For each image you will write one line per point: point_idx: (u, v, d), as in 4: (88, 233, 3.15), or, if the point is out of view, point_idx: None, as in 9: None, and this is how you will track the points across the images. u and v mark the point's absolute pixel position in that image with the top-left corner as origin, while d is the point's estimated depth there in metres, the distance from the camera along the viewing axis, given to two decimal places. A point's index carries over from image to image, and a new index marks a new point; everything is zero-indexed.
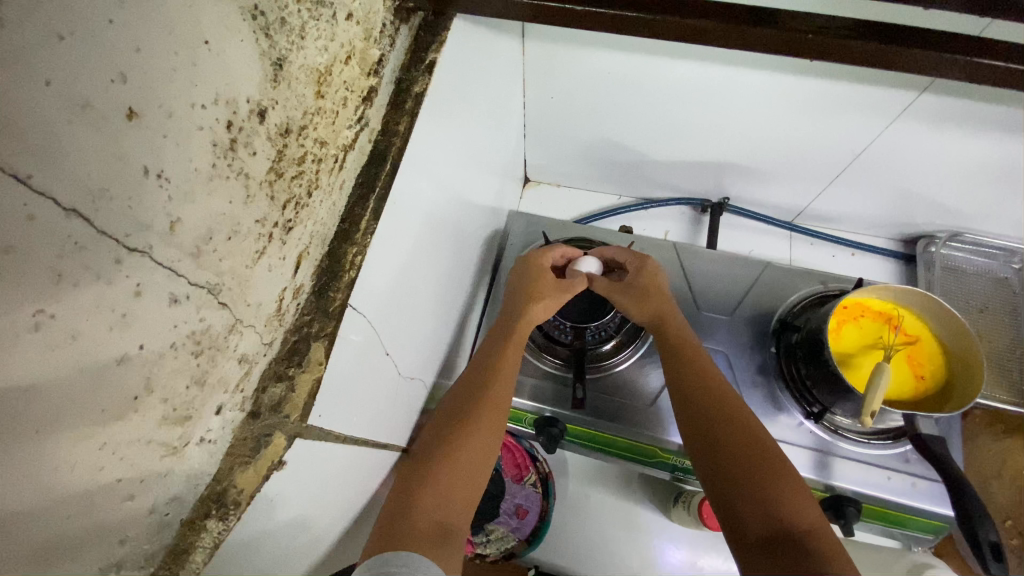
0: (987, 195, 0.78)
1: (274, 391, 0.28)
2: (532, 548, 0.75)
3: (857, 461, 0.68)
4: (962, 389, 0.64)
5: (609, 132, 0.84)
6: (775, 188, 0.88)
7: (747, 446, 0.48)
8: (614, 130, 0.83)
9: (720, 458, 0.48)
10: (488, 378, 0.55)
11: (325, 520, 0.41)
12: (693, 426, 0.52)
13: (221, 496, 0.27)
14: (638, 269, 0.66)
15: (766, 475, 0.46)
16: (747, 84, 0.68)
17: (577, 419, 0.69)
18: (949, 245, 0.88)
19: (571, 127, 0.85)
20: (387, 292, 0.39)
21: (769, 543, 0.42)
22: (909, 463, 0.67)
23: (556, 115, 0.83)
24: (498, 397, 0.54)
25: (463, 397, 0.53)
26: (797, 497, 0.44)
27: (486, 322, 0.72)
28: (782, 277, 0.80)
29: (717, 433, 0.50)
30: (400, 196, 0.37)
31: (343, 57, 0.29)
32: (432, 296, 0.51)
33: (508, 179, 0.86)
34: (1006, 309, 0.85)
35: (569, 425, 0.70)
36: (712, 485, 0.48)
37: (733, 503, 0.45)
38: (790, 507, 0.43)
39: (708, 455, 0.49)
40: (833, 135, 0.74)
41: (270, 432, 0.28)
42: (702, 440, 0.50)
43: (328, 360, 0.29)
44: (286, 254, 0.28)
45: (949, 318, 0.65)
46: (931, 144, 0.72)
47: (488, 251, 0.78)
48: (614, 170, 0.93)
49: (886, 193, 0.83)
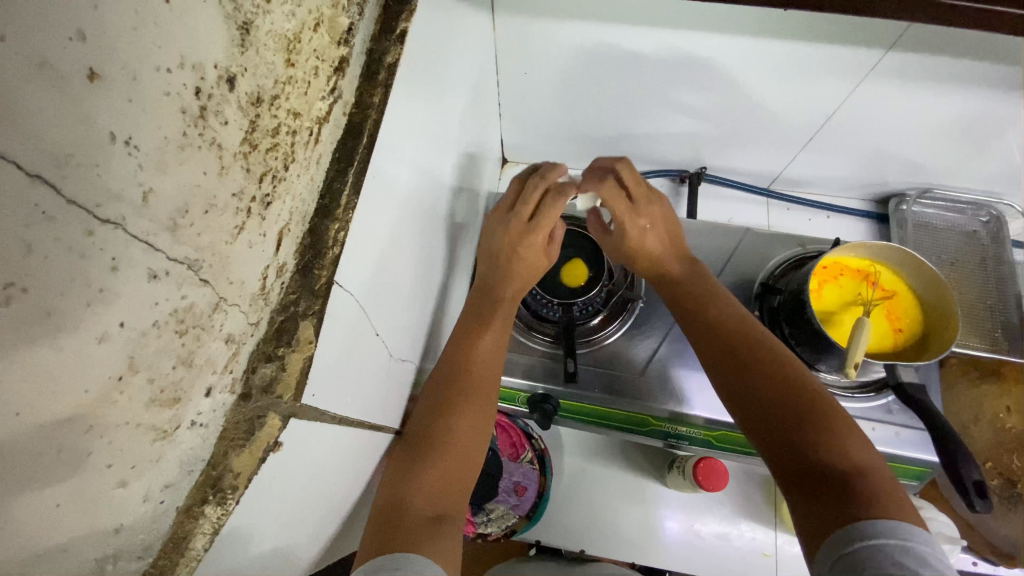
0: (955, 150, 0.80)
1: (264, 372, 0.28)
2: (532, 524, 0.75)
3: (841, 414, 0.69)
4: (938, 339, 0.66)
5: (584, 107, 0.84)
6: (749, 157, 0.89)
7: (775, 383, 0.48)
8: (589, 105, 0.83)
9: (753, 398, 0.48)
10: (471, 359, 0.55)
11: (324, 507, 0.40)
12: (725, 369, 0.52)
13: (217, 481, 0.26)
14: (631, 216, 0.64)
15: (799, 409, 0.45)
16: (722, 50, 0.68)
17: (569, 394, 0.70)
18: (921, 202, 0.90)
19: (546, 104, 0.84)
20: (372, 272, 0.39)
21: (811, 479, 0.42)
22: (892, 413, 0.70)
23: (530, 91, 0.82)
24: (485, 375, 0.55)
25: (445, 379, 0.53)
26: (827, 427, 0.44)
27: None
28: (762, 243, 0.81)
29: (746, 373, 0.50)
30: (380, 170, 0.37)
31: (311, 24, 0.28)
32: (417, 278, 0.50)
33: (485, 159, 0.85)
34: (975, 261, 0.88)
35: (562, 400, 0.71)
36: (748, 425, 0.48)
37: (770, 444, 0.46)
38: (824, 437, 0.43)
39: (743, 394, 0.49)
40: (805, 99, 0.75)
41: (263, 413, 0.27)
42: (733, 380, 0.51)
43: (318, 338, 0.29)
44: (266, 230, 0.27)
45: (917, 267, 0.68)
46: (899, 104, 0.73)
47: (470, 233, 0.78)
48: (591, 145, 0.93)
49: (858, 154, 0.84)
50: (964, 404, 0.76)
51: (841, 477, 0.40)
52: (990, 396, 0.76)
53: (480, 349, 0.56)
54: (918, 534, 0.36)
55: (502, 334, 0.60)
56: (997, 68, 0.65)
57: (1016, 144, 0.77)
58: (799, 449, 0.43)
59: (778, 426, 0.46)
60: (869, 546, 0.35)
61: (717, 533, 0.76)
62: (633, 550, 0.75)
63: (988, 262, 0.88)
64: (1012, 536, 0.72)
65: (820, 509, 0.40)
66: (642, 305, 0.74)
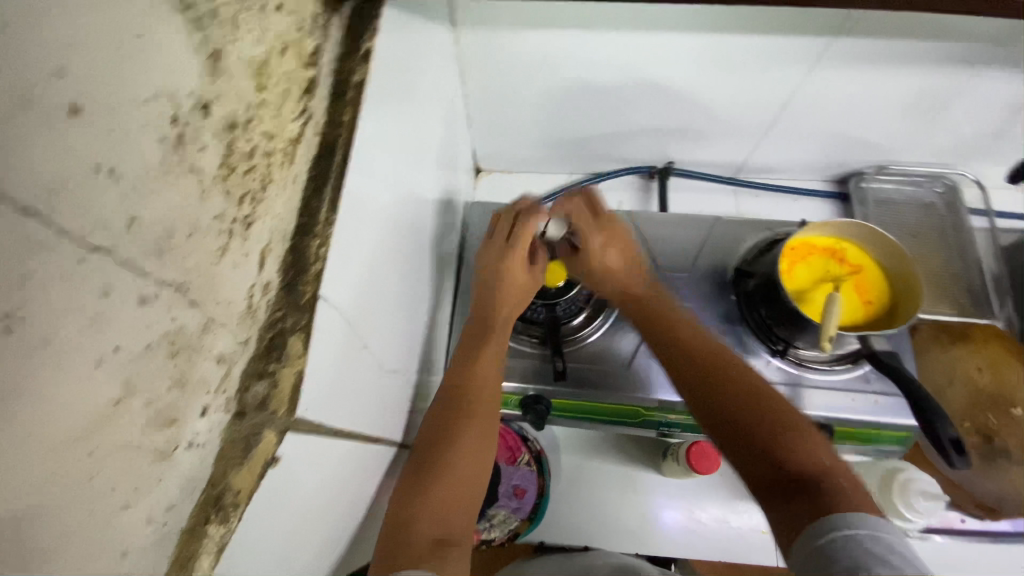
0: (905, 127, 0.84)
1: (257, 390, 0.28)
2: (534, 525, 0.76)
3: (823, 387, 0.72)
4: (906, 307, 0.69)
5: (550, 112, 0.86)
6: (714, 148, 0.92)
7: (744, 397, 0.50)
8: (556, 109, 0.85)
9: (724, 413, 0.50)
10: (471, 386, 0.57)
11: (327, 524, 0.40)
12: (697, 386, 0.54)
13: (218, 500, 0.26)
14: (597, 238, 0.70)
15: (769, 419, 0.48)
16: (677, 48, 0.71)
17: (560, 392, 0.71)
18: (879, 178, 0.94)
19: (513, 111, 0.86)
20: (358, 286, 0.39)
21: (784, 486, 0.43)
22: (870, 382, 0.72)
23: (496, 100, 0.84)
24: (484, 401, 0.56)
25: (446, 409, 0.55)
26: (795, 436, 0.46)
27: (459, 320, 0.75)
28: (732, 230, 0.84)
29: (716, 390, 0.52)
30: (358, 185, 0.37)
31: (279, 49, 0.29)
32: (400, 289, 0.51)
33: (458, 169, 0.86)
34: (935, 231, 0.92)
35: (554, 399, 0.72)
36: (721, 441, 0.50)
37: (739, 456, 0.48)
38: (794, 445, 0.45)
39: (715, 409, 0.51)
40: (761, 89, 0.78)
41: (259, 430, 0.28)
42: (706, 396, 0.52)
43: (307, 352, 0.29)
44: (248, 250, 0.28)
45: (879, 240, 0.71)
46: (850, 86, 0.77)
47: (450, 244, 0.79)
48: (560, 149, 0.95)
49: (816, 138, 0.88)
50: (936, 367, 0.79)
51: (811, 479, 0.42)
52: (960, 357, 0.80)
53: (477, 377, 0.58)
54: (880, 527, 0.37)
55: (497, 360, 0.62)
56: (933, 47, 0.69)
57: (960, 116, 0.81)
58: (773, 458, 0.45)
59: (746, 438, 0.48)
60: (843, 536, 0.37)
61: (717, 517, 0.77)
62: (638, 542, 0.76)
63: (947, 231, 0.92)
64: (997, 491, 0.75)
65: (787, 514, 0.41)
66: None
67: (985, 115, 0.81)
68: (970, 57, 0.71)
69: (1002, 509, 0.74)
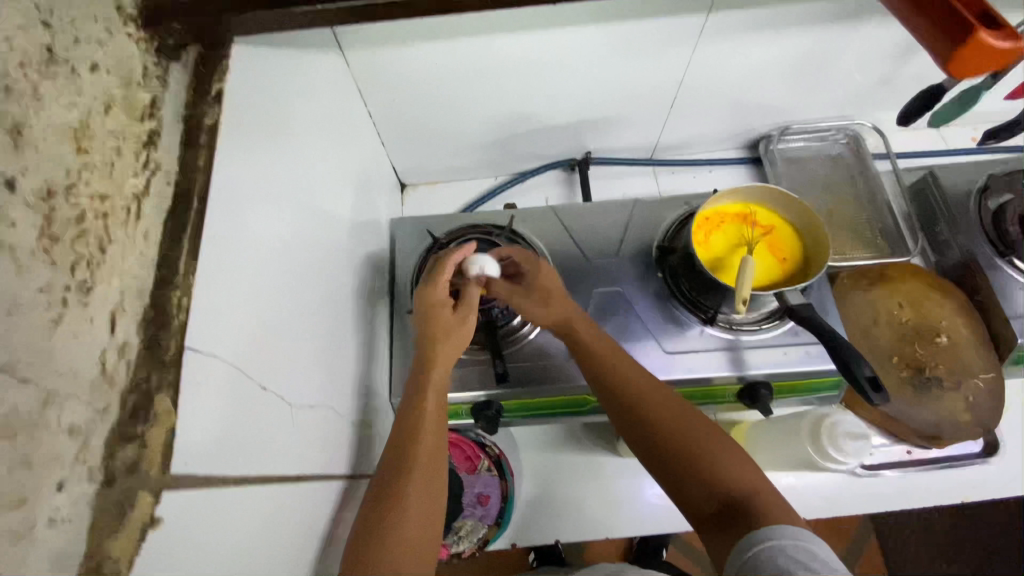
0: (798, 87, 0.88)
1: (125, 453, 0.28)
2: (504, 529, 0.76)
3: (755, 347, 0.74)
4: (817, 259, 0.72)
5: (460, 120, 0.87)
6: (627, 132, 0.95)
7: (680, 429, 0.57)
8: (465, 118, 0.86)
9: (664, 445, 0.57)
10: (412, 436, 0.54)
11: (263, 571, 0.40)
12: (636, 422, 0.59)
13: (96, 571, 0.26)
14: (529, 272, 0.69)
15: (700, 450, 0.55)
16: (565, 43, 0.73)
17: (509, 394, 0.72)
18: (786, 138, 0.98)
19: (425, 124, 0.87)
20: (254, 328, 0.39)
21: (721, 512, 0.50)
22: (800, 335, 0.75)
23: (404, 116, 0.84)
24: (432, 449, 0.55)
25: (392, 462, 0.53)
26: (724, 463, 0.53)
27: (402, 339, 0.75)
28: (653, 210, 0.86)
29: (657, 423, 0.58)
30: (229, 233, 0.37)
31: (100, 110, 0.31)
32: (314, 322, 0.51)
33: (378, 189, 0.85)
34: (846, 180, 0.95)
35: (504, 401, 0.72)
36: (664, 473, 0.57)
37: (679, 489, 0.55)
38: (723, 473, 0.53)
39: (656, 441, 0.58)
40: (658, 71, 0.81)
41: (132, 494, 0.27)
42: (646, 431, 0.59)
43: (177, 407, 0.29)
44: (93, 315, 0.28)
45: (791, 203, 0.74)
46: (739, 56, 0.80)
47: (378, 267, 0.79)
48: (480, 154, 0.96)
49: (720, 108, 0.91)
50: (861, 309, 0.83)
51: (741, 503, 0.50)
52: (881, 296, 0.83)
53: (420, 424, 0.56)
54: (809, 534, 0.45)
55: (439, 396, 0.59)
56: (803, 9, 0.72)
57: (846, 69, 0.85)
58: (708, 487, 0.53)
59: (685, 474, 0.54)
60: (769, 548, 0.44)
61: None
62: (608, 526, 0.77)
63: (857, 178, 0.95)
64: (933, 419, 0.77)
65: (727, 541, 0.48)
66: None
67: (868, 65, 0.85)
68: (841, 15, 0.74)
69: (942, 435, 0.76)
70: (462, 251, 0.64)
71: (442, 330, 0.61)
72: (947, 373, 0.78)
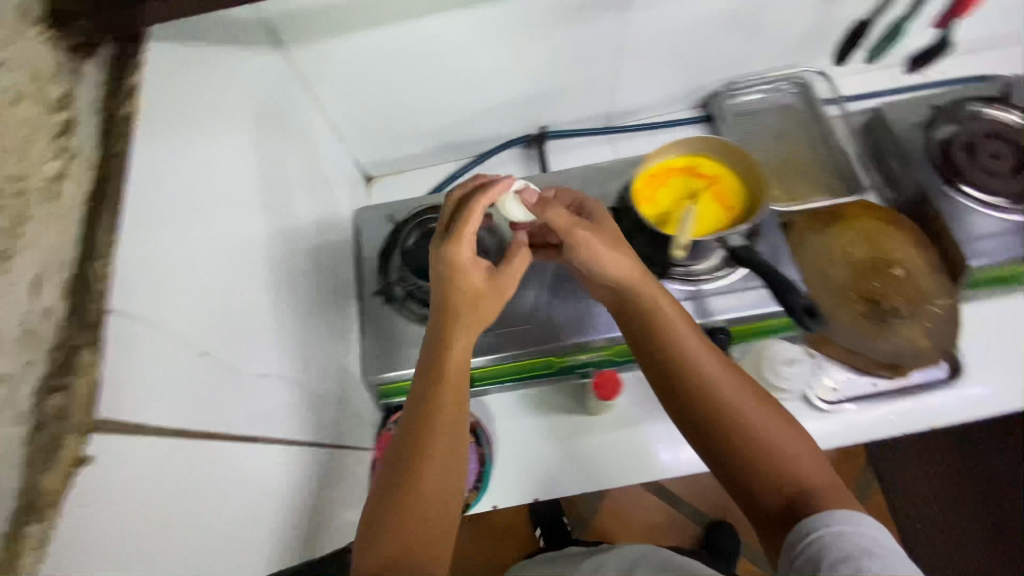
0: (734, 40, 0.89)
1: (54, 400, 0.34)
2: (483, 493, 0.78)
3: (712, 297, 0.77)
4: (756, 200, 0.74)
5: (410, 106, 0.90)
6: (577, 103, 0.97)
7: (739, 399, 0.54)
8: (414, 103, 0.89)
9: (717, 418, 0.54)
10: (435, 449, 0.53)
11: (218, 514, 0.46)
12: (687, 394, 0.56)
13: (33, 500, 0.32)
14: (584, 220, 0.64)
15: (760, 426, 0.52)
16: (489, 17, 0.76)
17: (477, 362, 0.77)
18: (734, 92, 0.99)
19: (376, 114, 0.90)
20: (190, 301, 0.45)
21: (780, 494, 0.50)
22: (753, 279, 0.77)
23: (355, 108, 0.87)
24: (457, 456, 0.54)
25: (405, 439, 0.53)
26: (780, 444, 0.51)
27: (375, 320, 0.80)
28: (602, 174, 0.88)
29: (711, 394, 0.54)
30: (160, 241, 0.44)
31: (10, 101, 0.37)
32: (260, 295, 0.56)
33: (339, 182, 0.89)
34: (798, 127, 0.96)
35: (475, 369, 0.78)
36: (712, 447, 0.54)
37: (733, 469, 0.52)
38: (782, 454, 0.51)
39: (709, 410, 0.54)
40: (589, 36, 0.83)
41: (60, 436, 0.34)
42: (701, 401, 0.55)
43: (101, 362, 0.36)
44: (16, 279, 0.34)
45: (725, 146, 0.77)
46: (665, 14, 0.82)
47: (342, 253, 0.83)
48: (438, 139, 0.98)
49: (662, 69, 0.93)
50: (816, 249, 0.84)
51: (801, 492, 0.49)
52: (835, 235, 0.84)
53: (433, 433, 0.53)
54: (864, 517, 0.46)
55: (459, 360, 0.58)
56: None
57: (778, 18, 0.87)
58: (772, 468, 0.50)
59: (742, 455, 0.52)
60: (828, 534, 0.45)
61: (651, 438, 0.81)
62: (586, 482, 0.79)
63: (809, 124, 0.96)
64: (894, 348, 0.78)
65: (781, 528, 0.49)
66: None
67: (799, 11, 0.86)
68: None
69: (902, 363, 0.78)
70: (501, 188, 0.60)
71: (478, 291, 0.59)
72: (904, 302, 0.79)
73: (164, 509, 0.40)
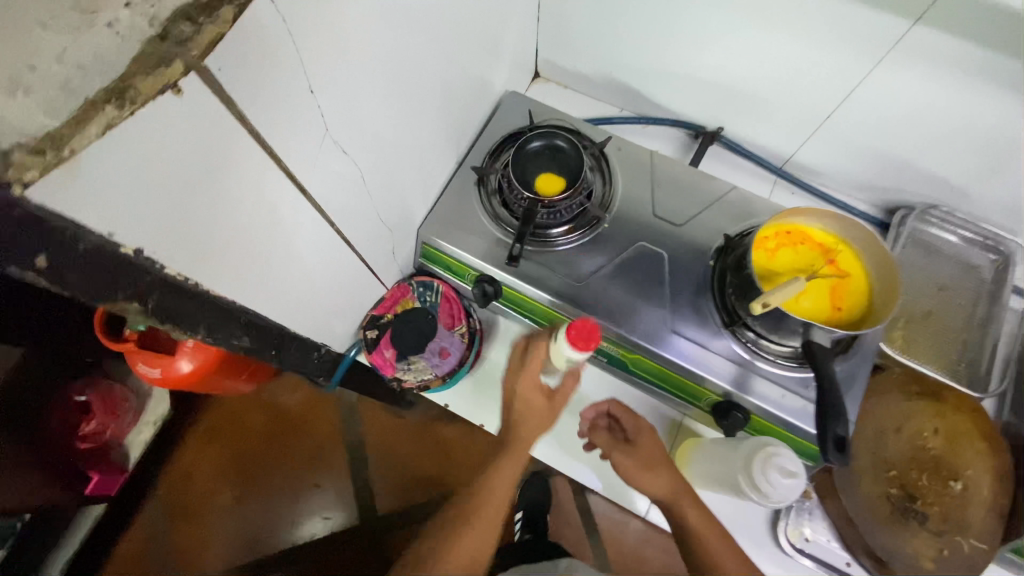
0: (968, 165, 0.77)
1: (184, 29, 0.34)
2: (449, 384, 0.84)
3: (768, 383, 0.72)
4: (840, 268, 0.70)
5: (624, 52, 0.89)
6: (766, 128, 0.89)
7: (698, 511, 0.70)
8: (635, 49, 0.87)
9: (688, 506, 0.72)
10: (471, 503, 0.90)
11: (240, 262, 0.53)
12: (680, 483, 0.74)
13: (123, 90, 0.32)
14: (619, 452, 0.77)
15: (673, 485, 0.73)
16: (747, 25, 0.74)
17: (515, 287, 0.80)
18: (927, 218, 0.87)
19: (586, 49, 0.92)
20: (333, 60, 0.47)
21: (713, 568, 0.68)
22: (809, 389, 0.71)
23: (570, 33, 0.90)
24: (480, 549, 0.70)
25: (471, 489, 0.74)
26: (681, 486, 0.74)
27: (462, 189, 0.83)
28: (747, 200, 0.83)
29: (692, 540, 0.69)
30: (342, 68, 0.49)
31: None
32: (380, 119, 0.59)
33: (515, 69, 0.92)
34: (968, 294, 0.86)
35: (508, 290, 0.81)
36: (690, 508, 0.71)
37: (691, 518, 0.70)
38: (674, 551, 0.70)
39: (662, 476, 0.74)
40: (818, 80, 0.77)
41: (171, 58, 0.33)
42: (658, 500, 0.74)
43: (209, 51, 0.34)
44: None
45: (828, 212, 0.70)
46: (902, 99, 0.73)
47: (494, 123, 0.87)
48: (627, 96, 0.97)
49: (871, 153, 0.83)
50: (888, 408, 0.75)
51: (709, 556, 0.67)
52: (922, 413, 0.75)
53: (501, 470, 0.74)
54: None
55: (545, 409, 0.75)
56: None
57: None
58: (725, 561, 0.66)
59: None
60: None
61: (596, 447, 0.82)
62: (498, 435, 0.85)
63: (981, 298, 0.85)
64: (893, 545, 0.71)
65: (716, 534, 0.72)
66: (605, 227, 0.81)
67: None
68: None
69: (890, 562, 0.70)
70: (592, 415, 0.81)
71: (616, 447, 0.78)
72: (939, 522, 0.71)
73: (197, 172, 0.40)
